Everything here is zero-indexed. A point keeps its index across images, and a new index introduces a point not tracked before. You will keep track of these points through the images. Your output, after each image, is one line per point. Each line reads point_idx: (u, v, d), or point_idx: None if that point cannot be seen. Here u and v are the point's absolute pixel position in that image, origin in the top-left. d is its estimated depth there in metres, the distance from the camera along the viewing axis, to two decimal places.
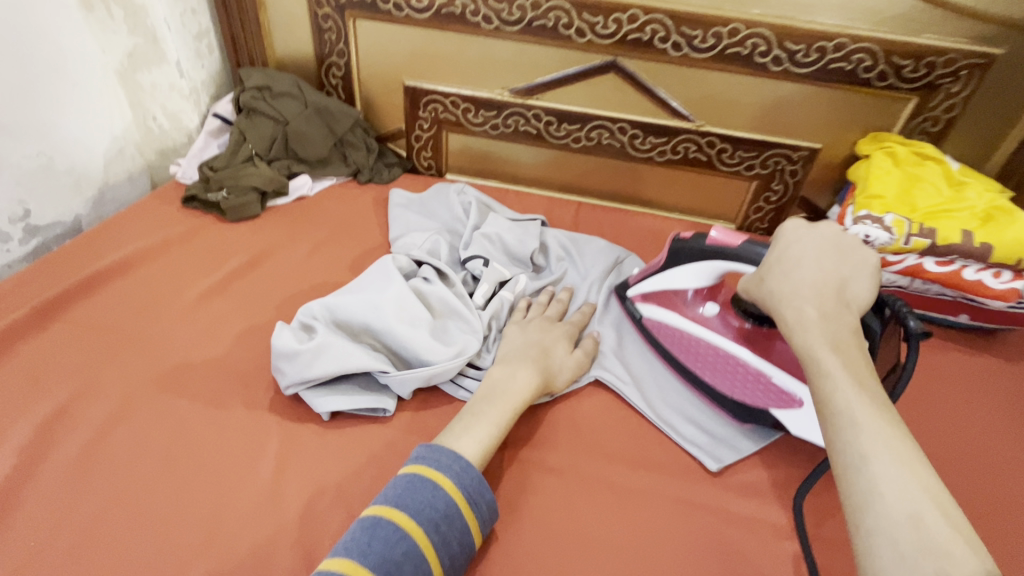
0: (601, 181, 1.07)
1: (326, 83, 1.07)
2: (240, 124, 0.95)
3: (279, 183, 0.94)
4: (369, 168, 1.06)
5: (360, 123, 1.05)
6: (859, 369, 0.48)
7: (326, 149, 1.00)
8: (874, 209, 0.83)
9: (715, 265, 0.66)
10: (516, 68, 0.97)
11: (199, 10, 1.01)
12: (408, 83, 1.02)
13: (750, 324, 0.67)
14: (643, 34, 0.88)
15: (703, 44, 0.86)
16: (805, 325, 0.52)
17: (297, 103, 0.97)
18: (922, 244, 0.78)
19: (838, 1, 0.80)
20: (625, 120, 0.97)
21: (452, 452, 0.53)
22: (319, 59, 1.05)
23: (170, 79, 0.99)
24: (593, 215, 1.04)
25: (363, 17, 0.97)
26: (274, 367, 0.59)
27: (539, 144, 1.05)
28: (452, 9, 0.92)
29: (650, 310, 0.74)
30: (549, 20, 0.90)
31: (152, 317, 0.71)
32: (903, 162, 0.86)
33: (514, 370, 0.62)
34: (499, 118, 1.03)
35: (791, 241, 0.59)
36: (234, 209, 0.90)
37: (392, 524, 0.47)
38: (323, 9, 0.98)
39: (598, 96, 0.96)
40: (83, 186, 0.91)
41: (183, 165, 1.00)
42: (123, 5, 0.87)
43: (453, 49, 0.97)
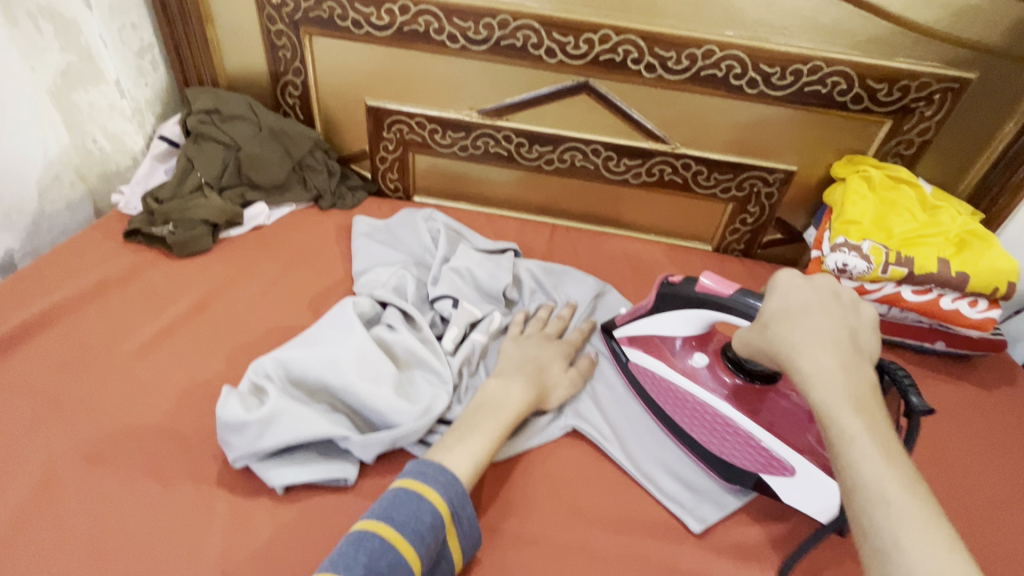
0: (575, 202, 1.03)
1: (282, 102, 1.01)
2: (187, 151, 0.88)
3: (232, 214, 0.88)
4: (331, 192, 0.99)
5: (320, 145, 0.98)
6: (882, 432, 0.44)
7: (283, 174, 0.93)
8: (851, 235, 0.81)
9: (706, 314, 0.60)
10: (484, 88, 0.92)
11: (140, 24, 0.92)
12: (371, 103, 0.97)
13: (741, 380, 0.61)
14: (616, 55, 0.84)
15: (677, 66, 0.83)
16: (821, 383, 0.46)
17: (250, 126, 0.91)
18: (900, 273, 0.77)
19: (812, 24, 0.78)
20: (598, 142, 0.94)
21: (437, 465, 0.52)
22: (274, 77, 0.98)
23: (110, 99, 0.91)
24: (567, 239, 1.01)
25: (320, 34, 0.91)
26: (220, 439, 0.54)
27: (510, 166, 1.00)
28: (415, 26, 0.87)
29: (636, 355, 0.69)
30: (517, 39, 0.85)
31: (87, 376, 0.65)
32: (879, 185, 0.84)
33: (508, 383, 0.62)
34: (468, 139, 0.98)
35: (793, 292, 0.53)
36: (181, 244, 0.83)
37: (379, 537, 0.46)
38: (276, 24, 0.91)
39: (571, 117, 0.93)
40: (15, 219, 0.83)
41: (125, 193, 0.92)
42: (53, 20, 0.79)
43: (418, 68, 0.92)
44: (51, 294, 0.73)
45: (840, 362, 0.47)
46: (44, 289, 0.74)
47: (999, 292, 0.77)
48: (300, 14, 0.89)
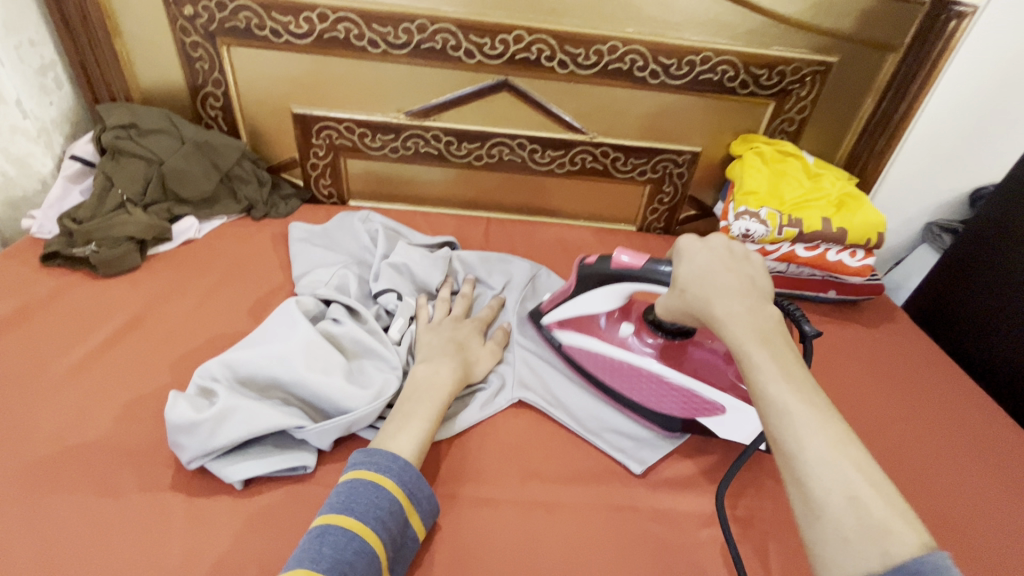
0: (506, 194, 1.09)
1: (204, 114, 1.00)
2: (104, 168, 0.86)
3: (159, 229, 0.86)
4: (263, 202, 0.99)
5: (247, 155, 0.97)
6: (785, 357, 0.50)
7: (211, 186, 0.92)
8: (750, 205, 0.92)
9: (624, 287, 0.65)
10: (409, 90, 0.96)
11: (38, 41, 0.88)
12: (297, 110, 0.98)
13: (662, 338, 0.68)
14: (530, 53, 0.90)
15: (587, 61, 0.91)
16: (728, 323, 0.53)
17: (171, 140, 0.89)
18: (792, 233, 0.88)
19: (700, 19, 0.87)
20: (523, 136, 1.00)
21: (390, 454, 0.55)
22: (193, 89, 0.97)
23: (10, 120, 0.85)
24: (501, 231, 1.06)
25: (238, 45, 0.91)
26: (171, 442, 0.55)
27: (441, 164, 1.04)
28: (335, 33, 0.89)
29: (568, 336, 0.74)
30: (436, 43, 0.90)
31: (16, 401, 0.62)
32: (770, 160, 0.95)
33: (436, 367, 0.65)
34: (398, 140, 1.01)
35: (697, 253, 0.59)
36: (106, 263, 0.81)
37: (341, 529, 0.49)
38: (191, 37, 0.91)
39: (494, 114, 0.98)
40: None
41: (38, 217, 0.88)
42: None
43: (341, 74, 0.94)
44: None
45: (743, 306, 0.54)
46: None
47: (871, 243, 0.90)
48: (216, 25, 0.89)
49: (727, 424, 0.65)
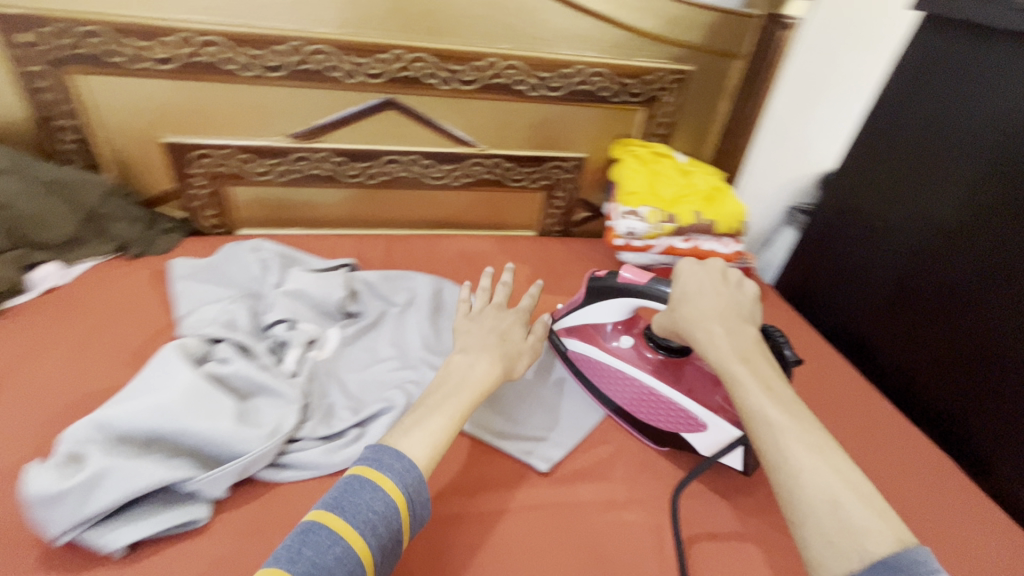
0: (405, 215, 1.26)
1: (68, 149, 0.98)
2: None
3: (16, 282, 0.94)
4: (137, 239, 1.10)
5: (112, 193, 1.06)
6: (767, 373, 0.70)
7: (72, 228, 1.01)
8: (634, 203, 1.14)
9: (631, 301, 0.88)
10: (291, 104, 1.05)
11: None
12: (191, 138, 1.06)
13: (662, 355, 0.88)
14: (411, 70, 1.05)
15: (468, 78, 1.08)
16: (713, 356, 0.73)
17: (11, 183, 0.93)
18: (670, 227, 1.14)
19: (570, 35, 1.07)
20: (415, 153, 1.16)
21: (393, 453, 0.67)
22: (76, 129, 1.02)
23: None
24: (400, 248, 1.20)
25: (94, 73, 0.97)
26: (38, 519, 0.61)
27: (333, 184, 1.17)
28: (212, 60, 0.98)
29: (575, 343, 0.97)
30: (313, 64, 1.01)
31: None
32: (646, 159, 1.19)
33: (472, 363, 0.81)
34: (284, 164, 1.12)
35: (716, 279, 0.82)
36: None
37: (328, 530, 0.59)
38: (60, 66, 0.95)
39: (379, 129, 1.11)
40: None
41: None
42: None
43: (226, 100, 1.03)
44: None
45: (724, 328, 0.75)
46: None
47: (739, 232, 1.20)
48: (65, 53, 0.94)
49: (704, 439, 0.84)
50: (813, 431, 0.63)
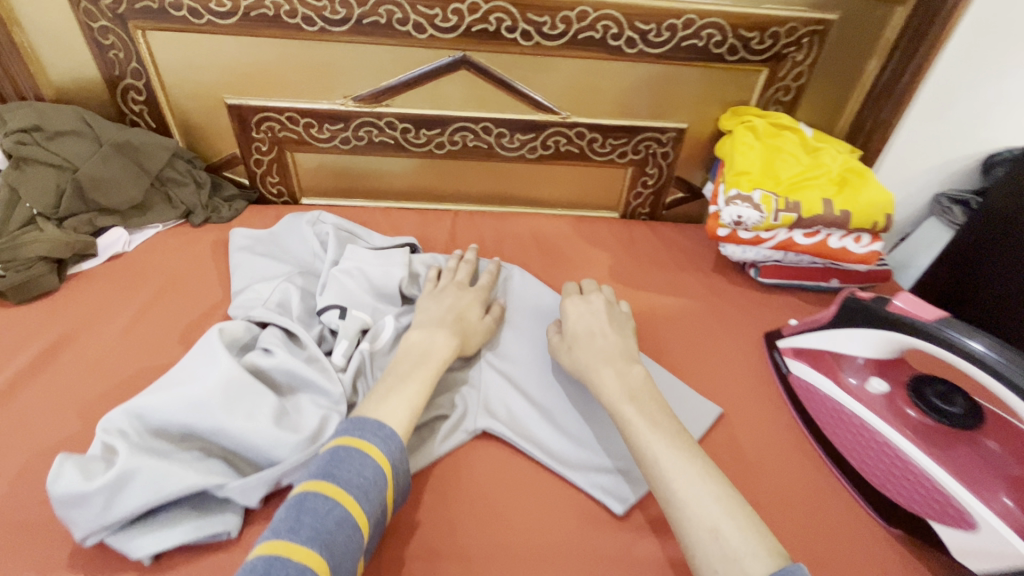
0: (625, 194, 1.01)
1: (312, 139, 0.93)
2: (6, 177, 0.76)
3: (78, 245, 0.79)
4: (203, 206, 0.92)
5: (180, 155, 0.91)
6: (649, 406, 0.58)
7: (140, 192, 0.85)
8: (742, 186, 0.82)
9: (894, 337, 0.58)
10: (560, 84, 0.87)
11: None
12: (430, 112, 0.90)
13: (929, 415, 0.60)
14: (699, 39, 0.83)
15: (760, 46, 0.84)
16: (588, 374, 0.63)
17: (86, 143, 0.81)
18: (790, 219, 0.79)
19: None
20: (675, 131, 0.93)
21: (375, 421, 0.53)
22: (305, 104, 0.89)
23: None
24: (630, 230, 0.99)
25: (345, 37, 0.82)
26: (130, 412, 0.52)
27: (582, 164, 0.96)
28: (485, 25, 0.81)
29: (799, 367, 0.69)
30: (596, 31, 0.81)
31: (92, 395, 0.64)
32: (763, 134, 0.86)
33: (431, 334, 0.65)
34: (538, 139, 0.93)
35: (574, 312, 0.71)
36: (17, 287, 0.74)
37: (321, 496, 0.47)
38: (314, 26, 0.81)
39: (644, 100, 0.89)
40: None
41: None
42: None
43: (502, 79, 0.86)
44: (119, 380, 0.66)
45: None
46: (88, 374, 0.67)
47: None
48: (316, 18, 0.80)
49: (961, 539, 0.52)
50: (688, 454, 0.52)
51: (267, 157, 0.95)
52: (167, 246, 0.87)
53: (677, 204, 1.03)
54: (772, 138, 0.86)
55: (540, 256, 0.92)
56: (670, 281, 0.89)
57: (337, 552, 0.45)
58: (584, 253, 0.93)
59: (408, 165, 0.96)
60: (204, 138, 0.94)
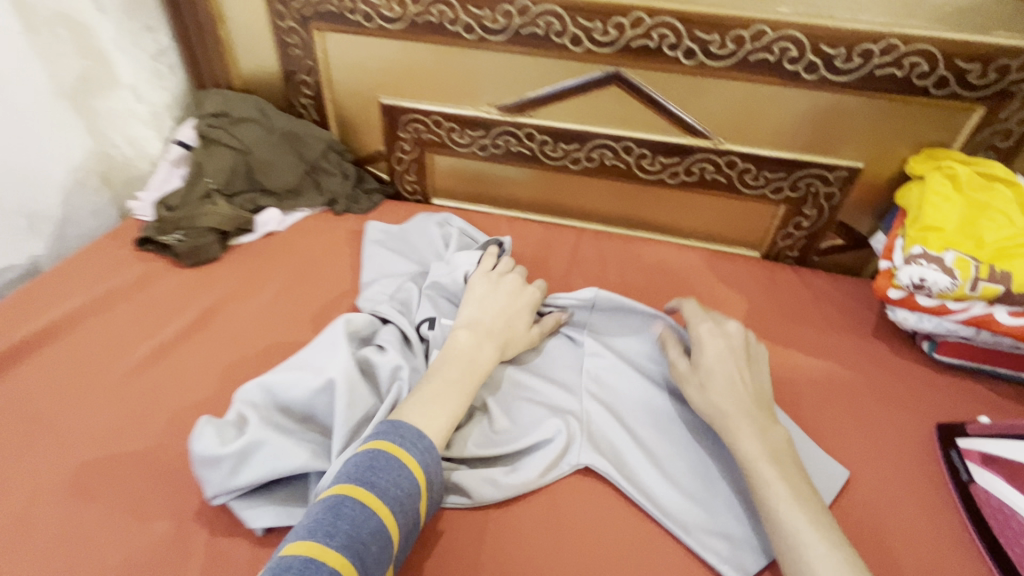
0: (772, 234, 0.90)
1: (452, 144, 0.95)
2: (196, 155, 0.87)
3: (241, 220, 0.87)
4: (345, 196, 0.98)
5: (334, 147, 0.97)
6: (795, 476, 0.52)
7: (295, 178, 0.93)
8: (929, 244, 0.69)
9: None
10: (718, 107, 0.80)
11: (155, 27, 1.00)
12: (572, 127, 0.87)
13: None
14: (898, 69, 0.71)
15: (979, 80, 0.70)
16: (728, 422, 0.56)
17: (260, 130, 0.90)
18: (992, 291, 0.65)
19: None
20: (846, 169, 0.81)
21: (416, 431, 0.50)
22: (450, 109, 0.91)
23: (126, 104, 1.00)
24: (772, 274, 0.88)
25: (499, 46, 0.82)
26: (259, 386, 0.56)
27: (727, 195, 0.88)
28: (645, 41, 0.76)
29: (989, 481, 0.57)
30: (771, 54, 0.73)
31: (232, 361, 0.70)
32: (965, 184, 0.72)
33: (478, 340, 0.61)
34: (682, 164, 0.86)
35: (712, 346, 0.61)
36: (190, 252, 0.83)
37: (359, 504, 0.44)
38: (472, 34, 0.82)
39: (816, 132, 0.79)
40: (39, 226, 0.95)
41: (142, 200, 0.93)
42: (68, 26, 0.88)
43: (654, 98, 0.81)
44: (259, 351, 0.71)
45: None
46: (234, 340, 0.73)
47: None
48: (475, 26, 0.81)
49: None
50: (835, 549, 0.47)
51: (408, 156, 0.99)
52: (311, 231, 0.93)
53: (834, 251, 0.90)
54: (978, 189, 0.71)
55: (667, 289, 0.85)
56: (817, 339, 0.78)
57: (371, 564, 0.42)
58: (717, 294, 0.84)
59: (539, 177, 0.95)
60: (355, 134, 1.00)
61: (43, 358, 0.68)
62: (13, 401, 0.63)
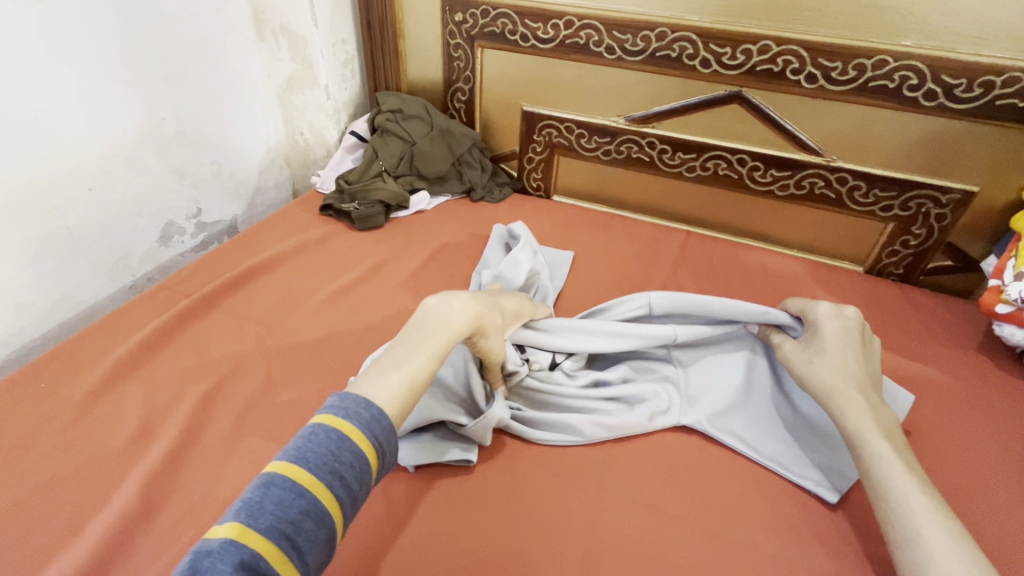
0: (877, 250, 0.96)
1: (580, 148, 1.09)
2: (373, 143, 1.08)
3: (402, 198, 1.06)
4: (482, 186, 1.14)
5: (477, 144, 1.14)
6: (903, 451, 0.55)
7: (445, 167, 1.10)
8: None
9: None
10: (834, 127, 0.88)
11: (347, 40, 1.23)
12: (692, 138, 0.98)
13: None
14: (1020, 100, 0.76)
15: None
16: (836, 392, 0.60)
17: (423, 125, 1.09)
18: None
19: None
20: (958, 192, 0.85)
21: (361, 401, 0.51)
22: (582, 118, 1.05)
23: (318, 100, 1.23)
24: (875, 287, 0.94)
25: (634, 65, 0.96)
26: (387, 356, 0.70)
27: (834, 210, 0.95)
28: (770, 66, 0.86)
29: None
30: (891, 81, 0.81)
31: (397, 304, 0.87)
32: None
33: (450, 301, 0.64)
34: (793, 178, 0.94)
35: (827, 325, 0.66)
36: (362, 219, 1.02)
37: (287, 482, 0.44)
38: (613, 55, 0.96)
39: (931, 155, 0.85)
40: (241, 191, 1.20)
41: (322, 176, 1.16)
42: (288, 37, 1.13)
43: (772, 116, 0.91)
44: (416, 299, 0.88)
45: None
46: (397, 289, 0.90)
47: None
48: (615, 48, 0.95)
49: None
50: (943, 516, 0.49)
51: (538, 156, 1.14)
52: (453, 212, 1.10)
53: (941, 273, 0.94)
54: None
55: (768, 291, 0.93)
56: (916, 348, 0.82)
57: (303, 540, 0.42)
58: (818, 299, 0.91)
59: (654, 182, 1.06)
60: (495, 135, 1.17)
61: (260, 285, 0.88)
62: (244, 310, 0.83)
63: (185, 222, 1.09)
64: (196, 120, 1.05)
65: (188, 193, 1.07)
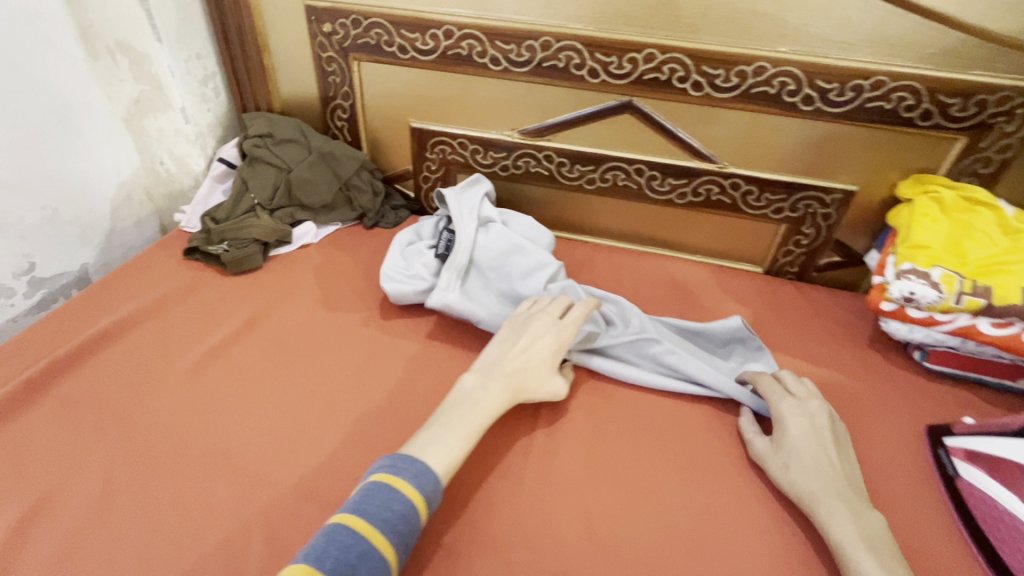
0: (773, 250, 0.97)
1: (476, 165, 1.02)
2: (242, 173, 0.96)
3: (282, 233, 0.94)
4: (375, 211, 1.05)
5: (366, 166, 1.04)
6: (892, 564, 0.53)
7: (330, 195, 0.99)
8: (918, 261, 0.76)
9: None
10: (723, 134, 0.87)
11: (203, 54, 1.11)
12: (588, 150, 0.94)
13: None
14: (887, 102, 0.79)
15: (961, 113, 0.77)
16: (817, 502, 0.59)
17: (300, 149, 0.98)
18: (975, 304, 0.72)
19: None
20: (841, 190, 0.88)
21: (409, 459, 0.56)
22: (474, 133, 0.98)
23: (175, 125, 1.09)
24: (774, 289, 0.95)
25: (522, 75, 0.90)
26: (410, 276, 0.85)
27: (732, 214, 0.95)
28: (657, 75, 0.84)
29: (970, 471, 0.64)
30: (771, 87, 0.81)
31: (276, 362, 0.76)
32: (952, 209, 0.78)
33: (486, 382, 0.66)
34: (689, 186, 0.93)
35: (794, 423, 0.66)
36: (234, 262, 0.90)
37: (349, 529, 0.49)
38: (499, 66, 0.90)
39: (814, 158, 0.86)
40: (90, 236, 1.02)
41: (187, 213, 1.01)
42: (127, 53, 0.96)
43: (661, 127, 0.89)
44: (299, 353, 0.78)
45: None
46: (277, 343, 0.79)
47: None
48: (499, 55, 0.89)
49: None
50: None
51: (434, 175, 1.07)
52: (343, 244, 1.00)
53: (831, 268, 0.97)
54: (962, 213, 0.78)
55: (675, 300, 0.92)
56: (816, 349, 0.83)
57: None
58: (723, 306, 0.91)
59: (554, 195, 1.02)
60: (384, 155, 1.08)
61: (104, 358, 0.74)
62: (84, 393, 0.69)
63: (13, 281, 0.91)
64: (19, 161, 0.87)
65: (12, 248, 0.89)
